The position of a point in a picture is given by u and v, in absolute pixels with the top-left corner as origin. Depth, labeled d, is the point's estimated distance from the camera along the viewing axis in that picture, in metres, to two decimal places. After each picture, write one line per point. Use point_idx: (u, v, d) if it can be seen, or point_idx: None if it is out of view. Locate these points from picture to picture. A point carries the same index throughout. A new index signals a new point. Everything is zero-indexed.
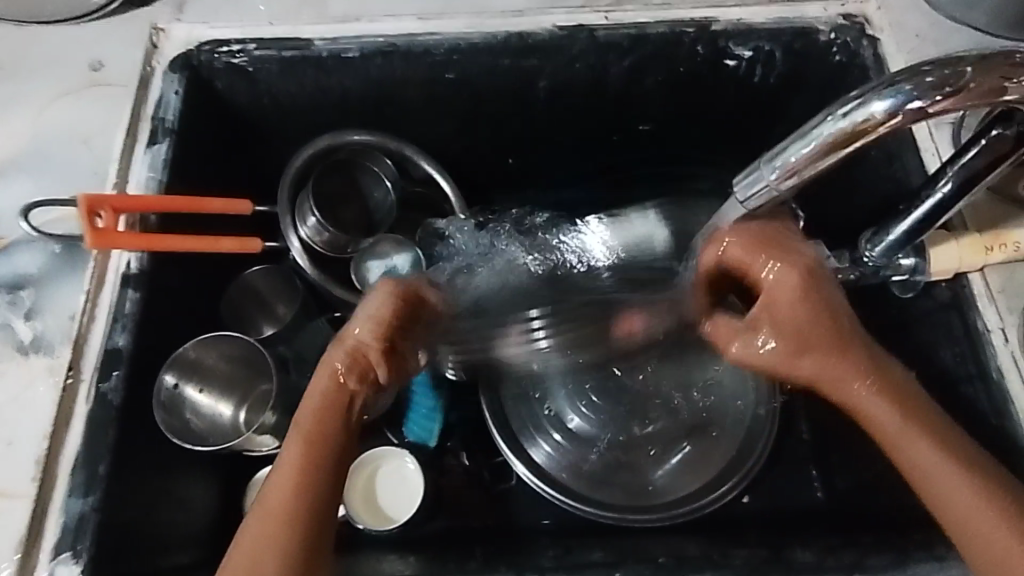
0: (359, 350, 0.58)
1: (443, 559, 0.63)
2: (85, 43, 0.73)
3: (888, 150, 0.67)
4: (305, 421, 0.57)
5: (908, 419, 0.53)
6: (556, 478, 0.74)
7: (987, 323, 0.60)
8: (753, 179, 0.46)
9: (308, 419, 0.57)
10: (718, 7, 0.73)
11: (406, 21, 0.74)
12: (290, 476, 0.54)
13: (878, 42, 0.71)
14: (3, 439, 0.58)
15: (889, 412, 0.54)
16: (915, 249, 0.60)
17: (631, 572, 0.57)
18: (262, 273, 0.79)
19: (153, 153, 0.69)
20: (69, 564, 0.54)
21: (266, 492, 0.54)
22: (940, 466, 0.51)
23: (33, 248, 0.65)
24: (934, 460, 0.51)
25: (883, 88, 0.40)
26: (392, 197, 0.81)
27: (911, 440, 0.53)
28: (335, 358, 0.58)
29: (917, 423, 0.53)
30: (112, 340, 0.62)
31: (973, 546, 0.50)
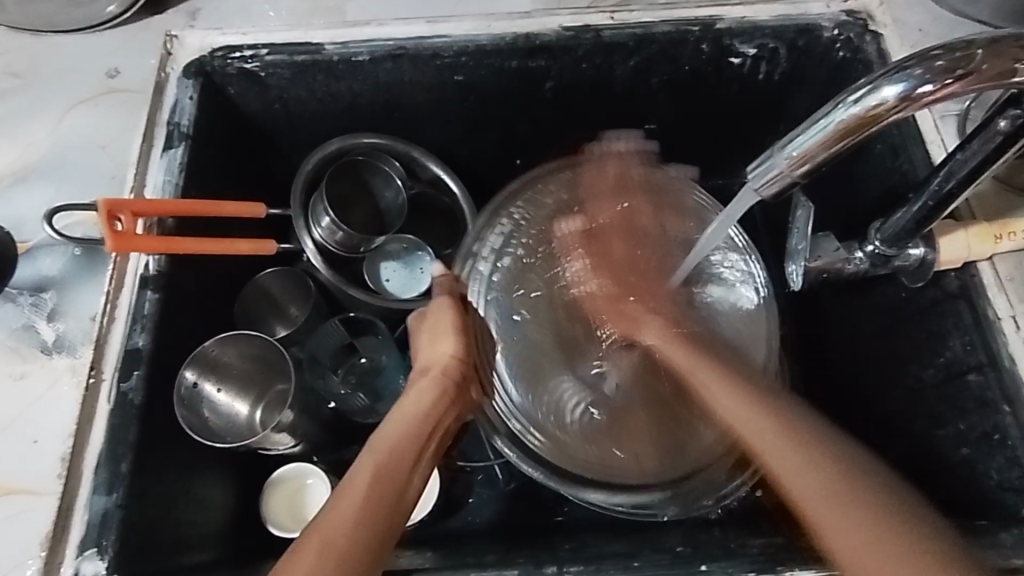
0: (445, 374, 0.67)
1: (460, 554, 0.64)
2: (102, 52, 0.75)
3: (894, 143, 0.68)
4: (381, 447, 0.59)
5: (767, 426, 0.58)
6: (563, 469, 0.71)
7: (998, 312, 0.61)
8: (765, 168, 0.47)
9: (386, 444, 0.59)
10: (723, 7, 0.75)
11: (415, 25, 0.75)
12: (359, 492, 0.54)
13: (881, 38, 0.72)
14: (28, 438, 0.59)
15: (766, 424, 0.58)
16: (924, 238, 0.61)
17: (648, 562, 0.57)
18: (275, 275, 0.80)
19: (169, 158, 0.70)
20: (95, 561, 0.55)
21: (333, 503, 0.54)
22: (802, 468, 0.53)
23: (54, 251, 0.66)
24: (796, 464, 0.54)
25: (892, 74, 0.41)
26: (403, 197, 0.83)
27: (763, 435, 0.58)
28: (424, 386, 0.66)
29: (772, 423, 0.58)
30: (132, 341, 0.62)
31: (831, 537, 0.48)
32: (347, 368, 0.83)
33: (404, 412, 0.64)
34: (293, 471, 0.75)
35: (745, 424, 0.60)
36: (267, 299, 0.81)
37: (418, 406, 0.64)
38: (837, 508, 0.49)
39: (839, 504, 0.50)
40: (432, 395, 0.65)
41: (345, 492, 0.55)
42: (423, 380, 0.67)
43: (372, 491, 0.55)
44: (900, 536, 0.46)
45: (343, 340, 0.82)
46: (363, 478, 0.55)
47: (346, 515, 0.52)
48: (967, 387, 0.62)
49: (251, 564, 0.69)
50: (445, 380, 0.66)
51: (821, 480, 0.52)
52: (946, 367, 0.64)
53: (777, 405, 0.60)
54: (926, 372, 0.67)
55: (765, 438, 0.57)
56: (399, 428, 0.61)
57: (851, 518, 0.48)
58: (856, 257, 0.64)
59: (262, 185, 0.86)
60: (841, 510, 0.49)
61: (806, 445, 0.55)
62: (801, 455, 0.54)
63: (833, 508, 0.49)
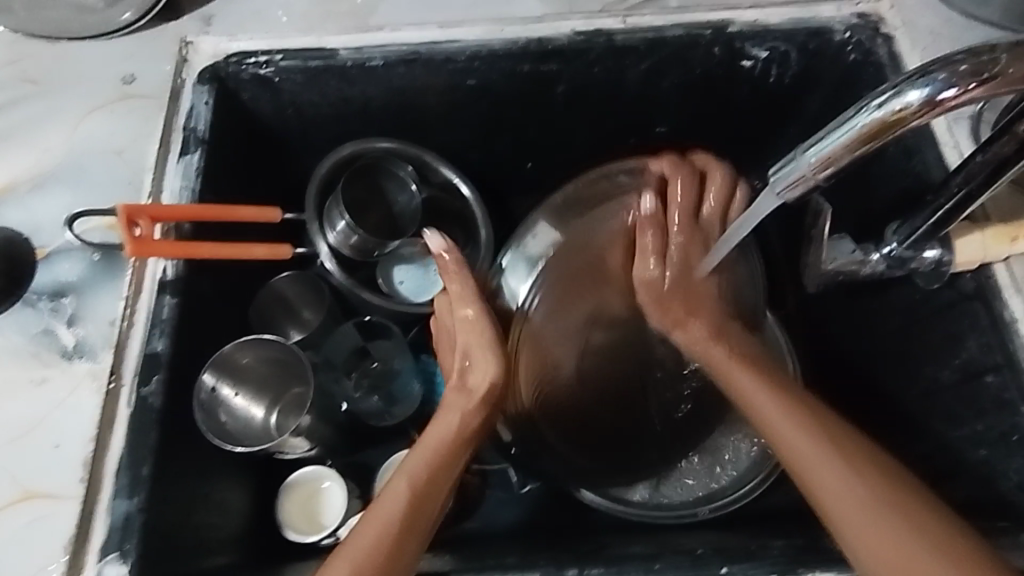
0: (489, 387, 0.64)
1: (480, 557, 0.63)
2: (117, 59, 0.75)
3: (908, 145, 0.68)
4: (416, 468, 0.59)
5: (824, 445, 0.55)
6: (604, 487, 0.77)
7: (1014, 312, 0.61)
8: (788, 171, 0.47)
9: (420, 464, 0.59)
10: (734, 10, 0.75)
11: (428, 29, 0.75)
12: (391, 511, 0.55)
13: (893, 40, 0.72)
14: (49, 443, 0.59)
15: (846, 465, 0.53)
16: (940, 240, 0.61)
17: (670, 564, 0.57)
18: (292, 280, 0.80)
19: (185, 163, 0.71)
20: (117, 564, 0.55)
21: (373, 509, 0.56)
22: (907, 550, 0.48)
23: (73, 256, 0.66)
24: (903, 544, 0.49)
25: (916, 78, 0.41)
26: (417, 201, 0.83)
27: (819, 466, 0.54)
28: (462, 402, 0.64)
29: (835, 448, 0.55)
30: (151, 346, 0.63)
31: None
32: (360, 373, 0.82)
33: (440, 433, 0.62)
34: (309, 474, 0.75)
35: (763, 411, 0.60)
36: (280, 302, 0.81)
37: (454, 424, 0.62)
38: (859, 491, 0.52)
39: (871, 522, 0.50)
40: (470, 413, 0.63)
41: (380, 505, 0.56)
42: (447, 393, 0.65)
43: (407, 510, 0.56)
44: (948, 550, 0.48)
45: (356, 345, 0.82)
46: (397, 496, 0.57)
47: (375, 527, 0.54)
48: (984, 387, 0.62)
49: (269, 567, 0.69)
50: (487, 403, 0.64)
51: (854, 486, 0.52)
52: (963, 367, 0.64)
53: (791, 387, 0.62)
54: (942, 373, 0.67)
55: (797, 428, 0.57)
56: (433, 448, 0.61)
57: (864, 505, 0.51)
58: (872, 259, 0.64)
59: (276, 189, 0.86)
60: (866, 504, 0.51)
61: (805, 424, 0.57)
62: (812, 432, 0.56)
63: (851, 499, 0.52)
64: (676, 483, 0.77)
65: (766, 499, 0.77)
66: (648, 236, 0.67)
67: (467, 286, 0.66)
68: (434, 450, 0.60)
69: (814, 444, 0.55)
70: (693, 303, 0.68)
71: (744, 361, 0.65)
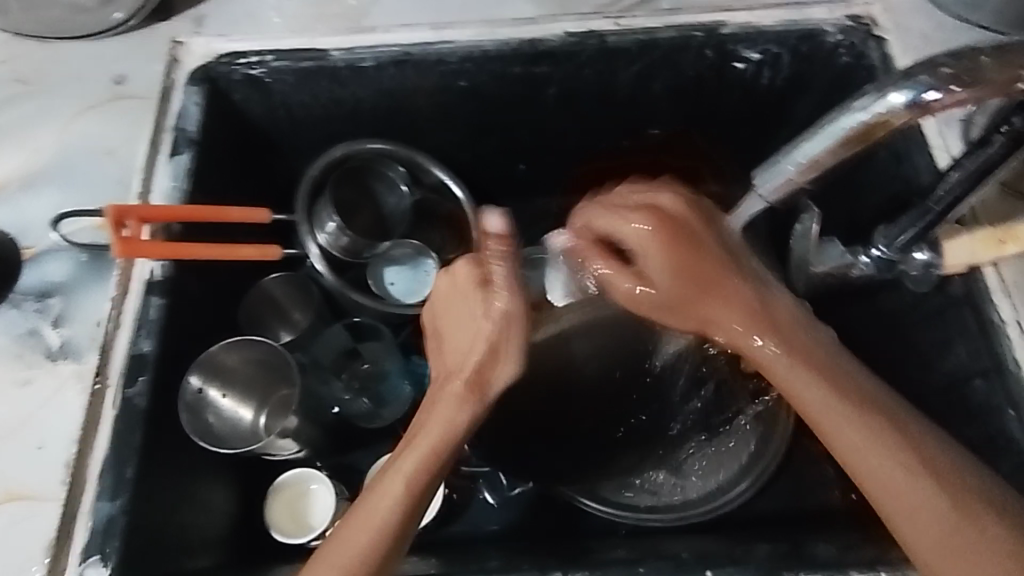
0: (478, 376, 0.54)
1: (464, 561, 0.63)
2: (108, 59, 0.75)
3: (898, 149, 0.68)
4: (405, 468, 0.52)
5: (904, 456, 0.49)
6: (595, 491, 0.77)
7: (1003, 316, 0.60)
8: (774, 173, 0.47)
9: (408, 465, 0.52)
10: (726, 12, 0.75)
11: (420, 31, 0.75)
12: (378, 517, 0.51)
13: (885, 42, 0.72)
14: (32, 444, 0.59)
15: (920, 482, 0.48)
16: (928, 243, 0.59)
17: (654, 569, 0.57)
18: (281, 281, 0.80)
19: (174, 164, 0.71)
20: (99, 566, 0.55)
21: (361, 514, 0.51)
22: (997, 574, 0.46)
23: (61, 256, 0.66)
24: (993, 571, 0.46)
25: (901, 81, 0.41)
26: (407, 202, 0.84)
27: (901, 483, 0.48)
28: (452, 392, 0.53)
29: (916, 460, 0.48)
30: (137, 347, 0.62)
31: None
32: (350, 373, 0.82)
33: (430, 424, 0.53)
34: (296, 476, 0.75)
35: (830, 421, 0.51)
36: (270, 303, 0.81)
37: (444, 416, 0.53)
38: (936, 511, 0.47)
39: (955, 544, 0.47)
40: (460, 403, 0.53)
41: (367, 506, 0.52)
42: (453, 386, 0.54)
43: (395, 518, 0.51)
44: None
45: (345, 345, 0.82)
46: (385, 502, 0.51)
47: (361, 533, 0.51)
48: (973, 392, 0.62)
49: (254, 568, 0.69)
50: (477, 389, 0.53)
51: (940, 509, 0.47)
52: (953, 371, 0.64)
53: (865, 379, 0.52)
54: (932, 377, 0.67)
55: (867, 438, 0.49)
56: (422, 446, 0.52)
57: (940, 531, 0.47)
58: (861, 262, 0.63)
59: (267, 190, 0.86)
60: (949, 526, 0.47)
61: (880, 431, 0.49)
62: (890, 441, 0.49)
63: (926, 520, 0.47)
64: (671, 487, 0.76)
65: (755, 504, 0.77)
66: (602, 268, 0.58)
67: (512, 291, 0.54)
68: (426, 452, 0.52)
69: (892, 456, 0.49)
70: (712, 294, 0.55)
71: (805, 358, 0.53)
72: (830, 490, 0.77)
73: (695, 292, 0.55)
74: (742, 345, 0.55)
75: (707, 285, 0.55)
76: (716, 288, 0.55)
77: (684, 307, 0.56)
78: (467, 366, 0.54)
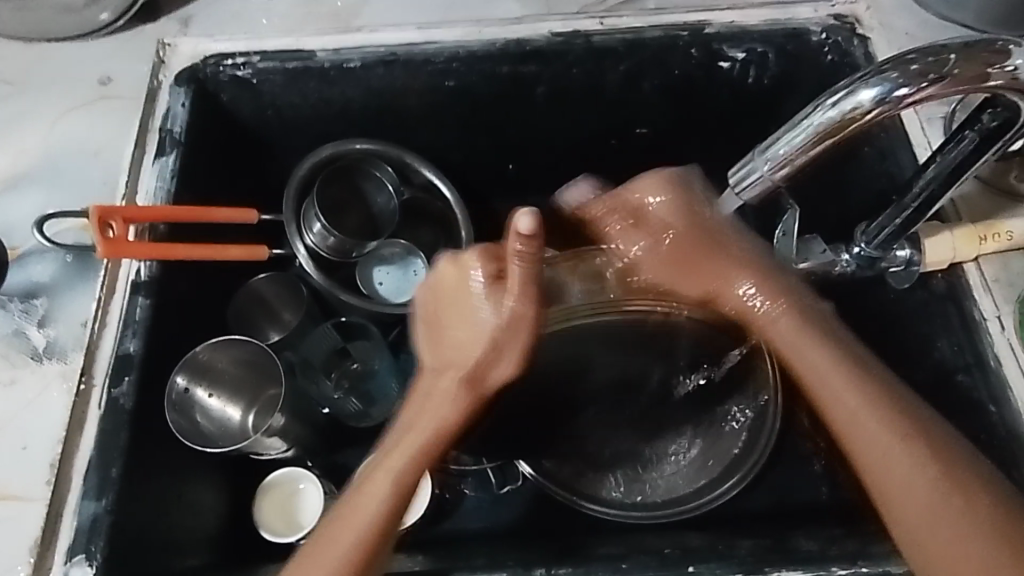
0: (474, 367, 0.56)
1: (450, 558, 0.63)
2: (95, 60, 0.75)
3: (882, 146, 0.68)
4: (395, 458, 0.56)
5: (894, 424, 0.53)
6: (582, 489, 0.76)
7: (984, 313, 0.61)
8: (747, 171, 0.47)
9: (401, 456, 0.56)
10: (711, 11, 0.76)
11: (407, 31, 0.76)
12: (372, 500, 0.54)
13: (869, 41, 0.72)
14: (17, 444, 0.59)
15: (909, 451, 0.52)
16: (909, 240, 0.61)
17: (638, 565, 0.57)
18: (269, 281, 0.80)
19: (161, 164, 0.71)
20: (84, 565, 0.55)
21: (354, 499, 0.55)
22: (973, 542, 0.49)
23: (46, 257, 0.66)
24: (967, 539, 0.49)
25: (870, 77, 0.42)
26: (395, 202, 0.83)
27: (890, 452, 0.53)
28: (445, 384, 0.57)
29: (903, 431, 0.53)
30: (123, 346, 0.63)
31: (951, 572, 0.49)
32: (340, 372, 0.83)
33: (422, 418, 0.57)
34: (284, 476, 0.75)
35: (829, 389, 0.56)
36: (259, 304, 0.81)
37: (434, 413, 0.57)
38: (918, 473, 0.51)
39: (932, 513, 0.50)
40: (451, 399, 0.56)
41: (361, 494, 0.55)
42: (447, 379, 0.57)
43: (388, 503, 0.54)
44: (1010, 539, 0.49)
45: (336, 345, 0.82)
46: (378, 488, 0.55)
47: (359, 518, 0.54)
48: (956, 388, 0.62)
49: (242, 567, 0.69)
50: (466, 383, 0.56)
51: (925, 478, 0.51)
52: (936, 367, 0.65)
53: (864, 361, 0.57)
54: (916, 374, 0.68)
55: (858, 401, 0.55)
56: (415, 437, 0.56)
57: (928, 498, 0.51)
58: (843, 259, 0.64)
59: (255, 191, 0.86)
60: (929, 491, 0.51)
61: (877, 403, 0.54)
62: (880, 412, 0.54)
63: (915, 488, 0.51)
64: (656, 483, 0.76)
65: (742, 501, 0.78)
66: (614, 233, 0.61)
67: (524, 292, 0.51)
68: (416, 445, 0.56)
69: (885, 424, 0.53)
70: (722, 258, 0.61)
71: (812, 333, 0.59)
72: (817, 486, 0.77)
73: (710, 253, 0.61)
74: (743, 308, 0.62)
75: (717, 247, 0.61)
76: (729, 253, 0.61)
77: (692, 273, 0.62)
78: (460, 361, 0.56)
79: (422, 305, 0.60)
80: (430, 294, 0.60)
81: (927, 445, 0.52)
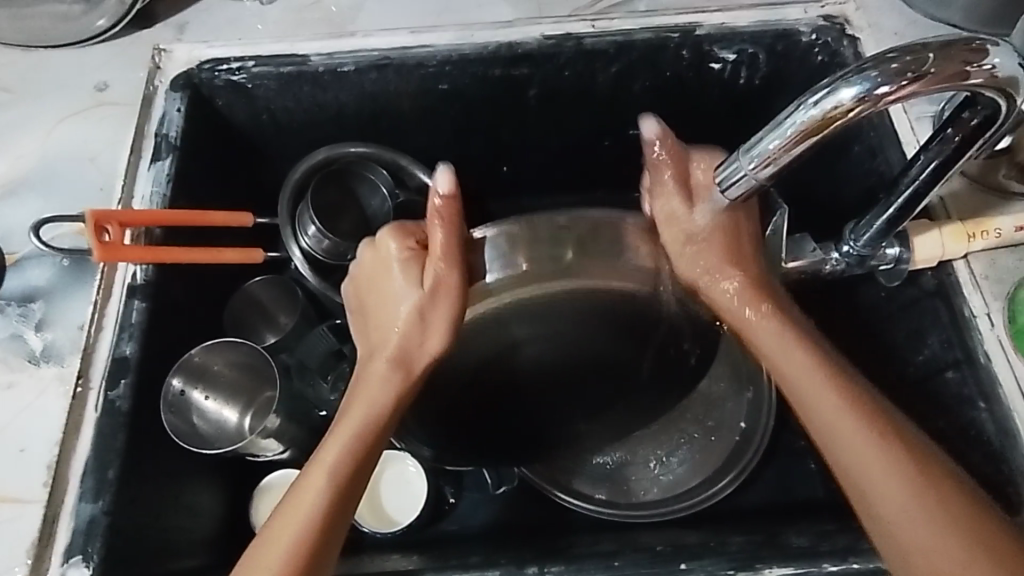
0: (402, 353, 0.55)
1: (446, 557, 0.64)
2: (91, 66, 0.76)
3: (872, 144, 0.69)
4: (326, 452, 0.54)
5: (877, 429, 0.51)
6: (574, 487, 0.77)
7: (974, 309, 0.61)
8: (732, 170, 0.48)
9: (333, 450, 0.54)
10: (701, 13, 0.76)
11: (400, 35, 0.77)
12: (306, 500, 0.52)
13: (858, 41, 0.73)
14: (15, 447, 0.60)
15: (893, 455, 0.49)
16: (898, 237, 0.62)
17: (630, 562, 0.57)
18: (264, 283, 0.81)
19: (156, 169, 0.72)
20: (81, 566, 0.55)
21: (289, 500, 0.53)
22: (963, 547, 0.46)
23: (43, 262, 0.67)
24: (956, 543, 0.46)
25: (851, 76, 0.42)
26: (388, 206, 0.83)
27: (877, 458, 0.50)
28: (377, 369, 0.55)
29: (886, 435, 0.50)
30: (119, 349, 0.63)
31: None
32: (337, 376, 0.80)
33: (354, 409, 0.55)
34: (281, 478, 0.75)
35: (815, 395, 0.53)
36: (257, 307, 0.82)
37: (367, 403, 0.55)
38: (901, 476, 0.49)
39: (924, 518, 0.48)
40: (382, 390, 0.55)
41: (296, 492, 0.53)
42: (375, 366, 0.56)
43: (323, 500, 0.52)
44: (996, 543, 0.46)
45: (331, 347, 0.81)
46: (313, 485, 0.52)
47: (296, 518, 0.51)
48: (947, 383, 0.63)
49: None
50: (396, 373, 0.55)
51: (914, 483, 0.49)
52: (927, 363, 0.65)
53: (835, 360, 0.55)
54: (908, 370, 0.68)
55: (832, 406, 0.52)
56: (347, 429, 0.54)
57: (913, 499, 0.48)
58: (833, 258, 0.64)
59: (252, 195, 0.87)
60: (914, 492, 0.48)
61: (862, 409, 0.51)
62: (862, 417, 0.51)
63: (901, 490, 0.49)
64: (647, 483, 0.78)
65: (736, 498, 0.78)
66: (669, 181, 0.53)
67: (451, 258, 0.52)
68: (349, 438, 0.54)
69: (870, 429, 0.51)
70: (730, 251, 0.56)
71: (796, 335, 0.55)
72: (812, 483, 0.78)
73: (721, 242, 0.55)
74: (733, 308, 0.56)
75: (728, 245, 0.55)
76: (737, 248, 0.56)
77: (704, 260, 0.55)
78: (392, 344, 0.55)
79: (357, 285, 0.59)
80: (368, 272, 0.58)
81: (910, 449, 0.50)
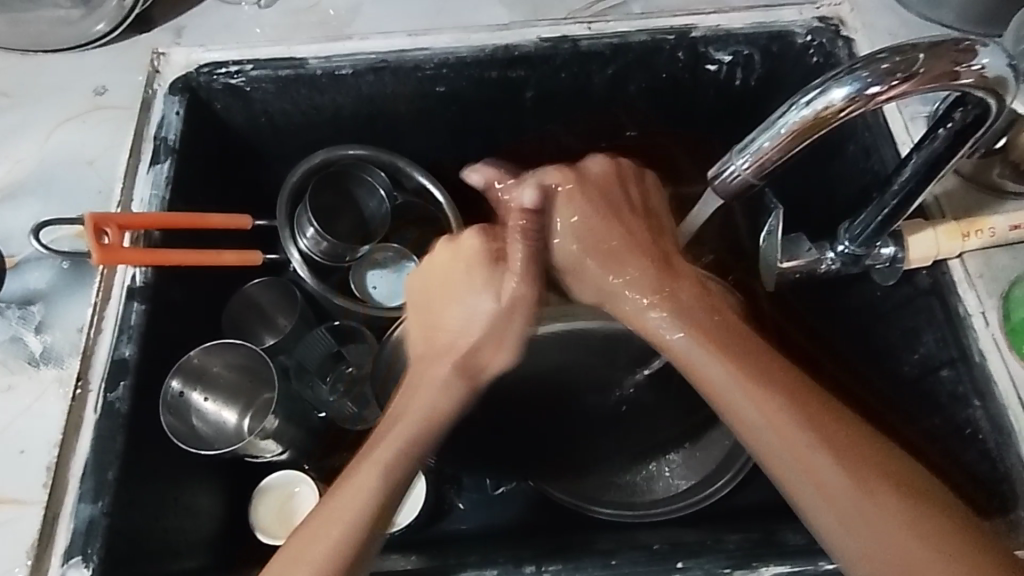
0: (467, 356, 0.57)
1: (444, 557, 0.64)
2: (89, 71, 0.76)
3: (866, 145, 0.69)
4: (379, 449, 0.55)
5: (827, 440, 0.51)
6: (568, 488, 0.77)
7: (968, 308, 0.61)
8: (724, 170, 0.48)
9: (390, 449, 0.55)
10: (697, 15, 0.77)
11: (397, 38, 0.77)
12: (357, 495, 0.53)
13: (852, 42, 0.73)
14: (15, 449, 0.60)
15: (850, 466, 0.50)
16: (893, 237, 0.62)
17: (628, 560, 0.57)
18: (263, 286, 0.81)
19: (155, 172, 0.72)
20: (80, 567, 0.55)
21: (335, 496, 0.54)
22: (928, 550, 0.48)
23: (42, 264, 0.67)
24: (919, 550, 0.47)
25: (842, 77, 0.43)
26: (387, 206, 0.84)
27: (825, 470, 0.50)
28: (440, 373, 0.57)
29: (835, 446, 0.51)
30: (118, 351, 0.63)
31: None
32: (336, 375, 0.83)
33: (417, 408, 0.57)
34: (279, 479, 0.76)
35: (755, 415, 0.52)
36: (255, 309, 0.82)
37: (428, 404, 0.57)
38: (854, 486, 0.49)
39: (892, 525, 0.48)
40: (447, 394, 0.57)
41: (348, 489, 0.54)
42: (442, 368, 0.58)
43: (377, 497, 0.53)
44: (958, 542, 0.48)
45: (329, 348, 0.82)
46: (367, 481, 0.54)
47: (348, 514, 0.52)
48: (942, 381, 0.63)
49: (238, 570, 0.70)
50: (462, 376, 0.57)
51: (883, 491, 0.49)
52: (923, 361, 0.65)
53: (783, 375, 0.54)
54: (903, 369, 0.68)
55: (774, 422, 0.51)
56: (405, 428, 0.56)
57: (873, 509, 0.49)
58: (828, 257, 0.64)
59: (250, 198, 0.87)
60: (877, 503, 0.49)
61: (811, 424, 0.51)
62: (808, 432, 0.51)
63: (856, 502, 0.49)
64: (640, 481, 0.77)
65: (733, 498, 0.78)
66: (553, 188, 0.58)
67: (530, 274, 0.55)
68: (408, 439, 0.56)
69: (821, 442, 0.51)
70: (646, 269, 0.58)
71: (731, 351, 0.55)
72: None
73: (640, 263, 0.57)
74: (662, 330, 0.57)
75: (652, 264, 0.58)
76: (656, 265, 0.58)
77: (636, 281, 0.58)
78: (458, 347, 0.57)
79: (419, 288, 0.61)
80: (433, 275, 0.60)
81: (865, 458, 0.50)
